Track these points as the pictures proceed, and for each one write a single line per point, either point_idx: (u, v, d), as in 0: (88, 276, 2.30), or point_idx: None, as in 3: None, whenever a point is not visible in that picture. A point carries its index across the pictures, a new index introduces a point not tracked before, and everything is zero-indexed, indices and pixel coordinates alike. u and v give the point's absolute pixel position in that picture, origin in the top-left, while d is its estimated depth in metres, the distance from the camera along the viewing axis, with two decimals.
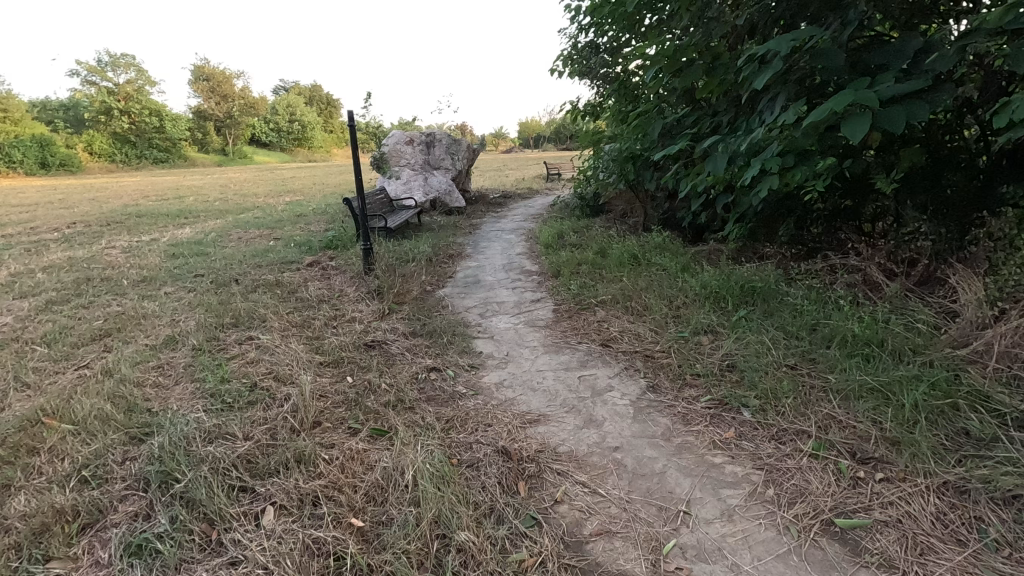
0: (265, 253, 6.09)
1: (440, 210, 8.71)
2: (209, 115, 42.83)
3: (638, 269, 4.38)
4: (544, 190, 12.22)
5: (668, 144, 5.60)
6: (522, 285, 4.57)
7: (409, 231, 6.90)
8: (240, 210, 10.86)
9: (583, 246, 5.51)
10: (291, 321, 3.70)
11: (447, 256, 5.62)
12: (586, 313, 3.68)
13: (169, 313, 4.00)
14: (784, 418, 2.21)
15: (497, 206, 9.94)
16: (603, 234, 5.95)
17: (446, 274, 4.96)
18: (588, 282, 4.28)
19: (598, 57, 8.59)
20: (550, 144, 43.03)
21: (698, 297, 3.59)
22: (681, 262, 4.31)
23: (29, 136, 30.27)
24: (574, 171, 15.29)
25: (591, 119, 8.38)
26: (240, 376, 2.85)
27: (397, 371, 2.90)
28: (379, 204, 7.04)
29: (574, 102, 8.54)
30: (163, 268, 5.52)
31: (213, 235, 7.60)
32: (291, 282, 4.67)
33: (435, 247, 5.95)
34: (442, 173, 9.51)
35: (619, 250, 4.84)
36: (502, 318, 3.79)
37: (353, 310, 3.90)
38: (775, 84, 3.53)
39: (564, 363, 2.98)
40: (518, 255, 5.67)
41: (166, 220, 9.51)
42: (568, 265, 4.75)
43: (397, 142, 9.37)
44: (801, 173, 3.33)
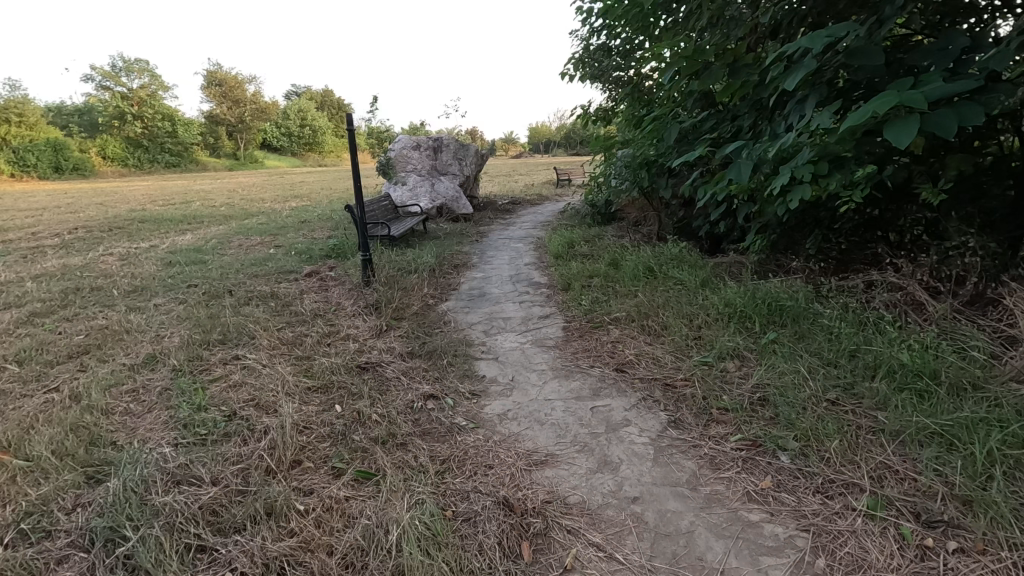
0: (263, 262, 5.86)
1: (447, 217, 8.47)
2: (221, 119, 43.06)
3: (654, 283, 4.09)
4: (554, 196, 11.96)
5: (684, 150, 5.32)
6: (530, 299, 4.30)
7: (414, 239, 6.66)
8: (245, 216, 10.69)
9: (595, 256, 5.23)
10: (282, 338, 3.45)
11: (452, 267, 5.36)
12: (599, 333, 3.40)
13: (154, 327, 3.76)
14: (830, 466, 1.91)
15: (506, 212, 9.67)
16: (616, 244, 5.66)
17: (450, 286, 4.70)
18: (600, 297, 4.00)
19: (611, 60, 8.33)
20: (560, 148, 42.93)
21: (720, 316, 3.30)
22: (700, 276, 4.02)
23: (43, 140, 30.51)
24: (584, 177, 15.04)
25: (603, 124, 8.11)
26: (218, 403, 2.60)
27: (391, 399, 2.64)
28: (383, 211, 6.81)
29: (586, 106, 8.28)
30: (157, 277, 5.31)
31: (214, 242, 7.40)
32: (286, 294, 4.43)
33: (439, 256, 5.69)
34: (449, 178, 9.26)
35: (633, 262, 4.55)
36: (509, 336, 3.52)
37: (349, 327, 3.65)
38: (805, 86, 3.24)
39: (575, 392, 2.70)
40: (526, 265, 5.40)
41: (169, 226, 9.36)
42: (578, 278, 4.47)
43: (404, 147, 9.15)
44: (835, 182, 3.04)
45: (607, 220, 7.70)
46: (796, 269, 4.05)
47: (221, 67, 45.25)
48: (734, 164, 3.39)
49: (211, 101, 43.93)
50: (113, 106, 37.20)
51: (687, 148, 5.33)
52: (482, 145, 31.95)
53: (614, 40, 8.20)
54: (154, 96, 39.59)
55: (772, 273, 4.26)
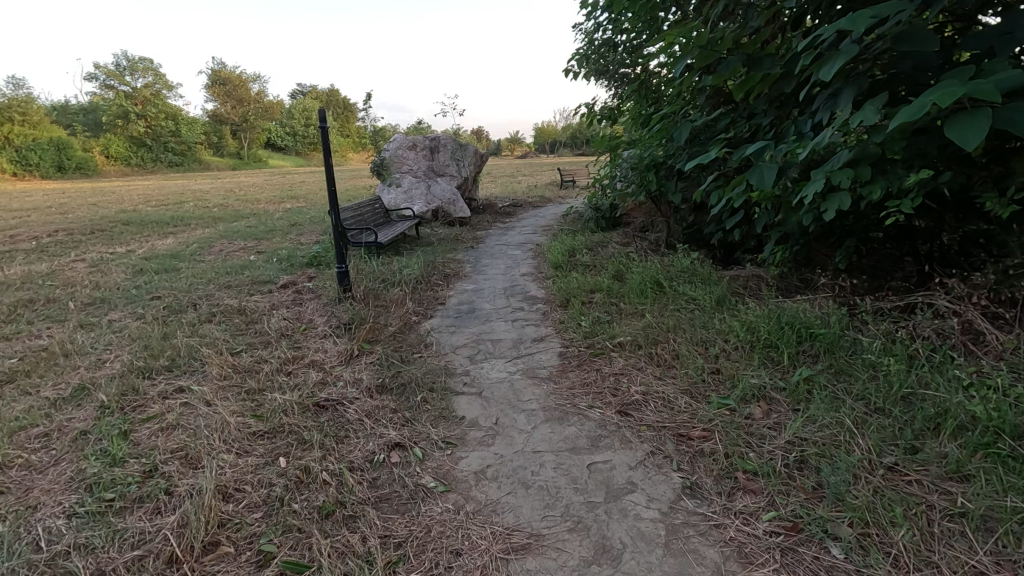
0: (240, 270, 5.44)
1: (443, 221, 8.01)
2: (225, 118, 42.84)
3: (662, 301, 3.63)
4: (557, 198, 11.52)
5: (696, 151, 4.85)
6: (523, 317, 3.85)
7: (404, 245, 6.22)
8: (235, 217, 10.28)
9: (597, 267, 4.78)
10: (238, 364, 3.02)
11: (442, 278, 4.91)
12: (599, 362, 2.95)
13: (99, 349, 3.34)
14: (900, 569, 1.46)
15: (506, 216, 9.22)
16: (621, 253, 5.20)
17: (436, 300, 4.26)
18: (602, 317, 3.55)
19: (617, 56, 7.87)
20: (566, 147, 42.50)
21: (742, 345, 2.84)
22: (716, 293, 3.56)
23: (46, 139, 30.33)
24: (588, 178, 14.59)
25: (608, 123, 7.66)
26: (140, 454, 2.17)
27: (347, 451, 2.20)
28: (373, 215, 6.37)
29: (589, 104, 7.82)
30: (121, 287, 4.88)
31: (195, 247, 7.00)
32: (254, 310, 4.00)
33: (430, 265, 5.25)
34: (447, 180, 8.81)
35: (640, 276, 4.10)
36: (496, 364, 3.07)
37: (316, 351, 3.22)
38: (842, 77, 2.77)
39: (569, 441, 2.25)
40: (522, 276, 4.95)
41: (154, 228, 8.96)
42: (579, 293, 4.02)
43: (399, 146, 8.72)
44: (880, 190, 2.57)
45: (611, 225, 7.23)
46: (825, 286, 3.58)
47: (225, 65, 45.02)
48: (756, 168, 2.99)
49: (215, 100, 43.71)
50: (116, 105, 37.02)
51: (699, 150, 4.86)
52: (487, 146, 31.49)
53: (620, 34, 7.73)
54: (159, 95, 39.40)
55: (795, 289, 3.80)
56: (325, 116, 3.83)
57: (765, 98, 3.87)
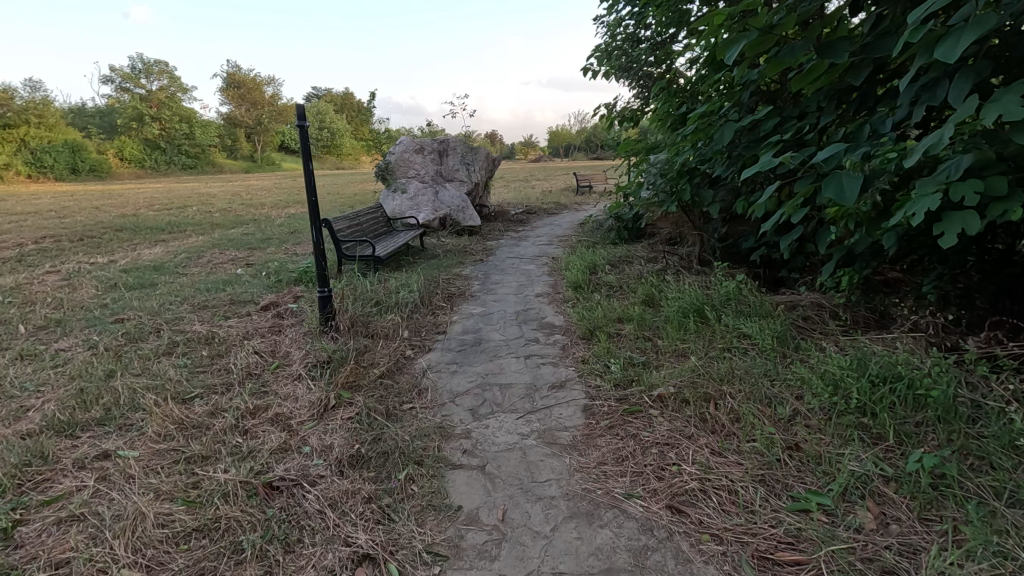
0: (221, 286, 4.87)
1: (451, 230, 7.42)
2: (239, 121, 42.77)
3: (709, 338, 3.00)
4: (573, 204, 10.89)
5: (739, 156, 4.22)
6: (538, 353, 3.22)
7: (406, 259, 5.64)
8: (235, 224, 9.77)
9: (624, 290, 4.15)
10: (186, 418, 2.44)
11: (445, 300, 4.31)
12: (637, 424, 2.32)
13: (28, 389, 2.78)
14: None
15: (519, 225, 8.60)
16: (650, 271, 4.56)
17: (437, 329, 3.67)
18: (635, 356, 2.92)
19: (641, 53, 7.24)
20: (580, 151, 41.87)
21: (822, 407, 2.20)
22: (777, 330, 2.91)
23: (60, 140, 30.33)
24: (605, 184, 13.94)
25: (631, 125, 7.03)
26: (15, 568, 1.58)
27: (298, 568, 1.60)
28: (373, 224, 5.79)
29: (610, 105, 7.20)
30: (84, 307, 4.33)
31: (182, 257, 6.47)
32: (223, 339, 3.41)
33: (432, 283, 4.65)
34: (455, 186, 8.22)
35: (677, 305, 3.47)
36: (505, 421, 2.45)
37: (284, 400, 2.63)
38: (959, 62, 2.13)
39: (604, 556, 1.63)
40: (537, 298, 4.33)
41: (146, 235, 8.45)
42: (604, 324, 3.39)
43: (405, 150, 8.15)
44: (1020, 207, 1.92)
45: (635, 237, 6.58)
46: (913, 321, 2.93)
47: (240, 68, 45.01)
48: (834, 179, 2.38)
49: (230, 103, 43.68)
50: (131, 108, 37.04)
51: (741, 155, 4.22)
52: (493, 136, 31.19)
53: (645, 29, 7.10)
54: (173, 98, 39.42)
55: (869, 324, 3.15)
56: (305, 113, 3.25)
57: (831, 93, 3.23)
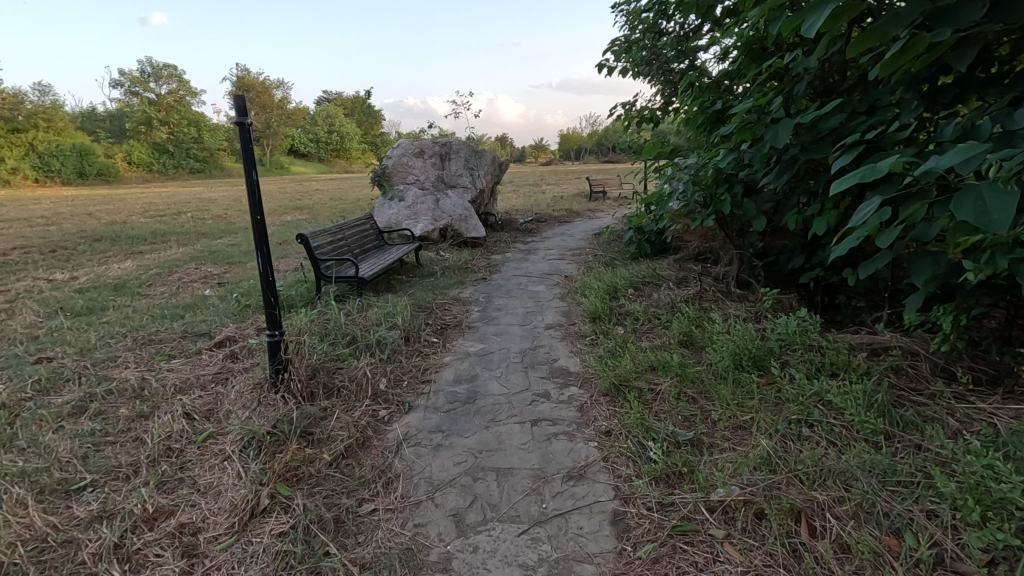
0: (178, 313, 4.17)
1: (452, 241, 6.70)
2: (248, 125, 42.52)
3: (777, 409, 2.26)
4: (587, 212, 10.14)
5: (792, 162, 3.47)
6: (549, 417, 2.49)
7: (398, 278, 4.93)
8: (224, 232, 9.10)
9: (653, 326, 3.41)
10: (52, 532, 1.74)
11: (437, 335, 3.58)
12: (694, 560, 1.58)
13: None
14: None
15: (529, 235, 7.88)
16: (682, 299, 3.81)
17: (424, 376, 2.95)
18: (679, 430, 2.18)
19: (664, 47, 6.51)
20: (591, 154, 41.12)
21: (988, 548, 1.42)
22: (871, 398, 2.17)
23: (68, 144, 29.95)
24: (620, 190, 13.17)
25: (652, 127, 6.30)
26: None
27: None
28: (361, 238, 5.08)
29: (629, 105, 6.47)
30: (9, 340, 3.64)
31: (152, 273, 5.78)
32: (151, 394, 2.71)
33: (423, 312, 3.93)
34: (458, 192, 7.51)
35: (725, 353, 2.72)
36: (502, 539, 1.72)
37: (201, 498, 1.92)
38: None
39: None
40: (547, 332, 3.60)
41: (125, 245, 7.79)
42: (633, 378, 2.65)
43: (403, 153, 7.45)
44: None
45: (658, 252, 5.82)
46: None
47: (249, 71, 44.70)
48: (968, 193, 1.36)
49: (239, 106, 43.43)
50: (140, 112, 36.78)
51: (794, 160, 3.47)
52: (502, 137, 30.53)
53: (668, 20, 6.35)
54: (182, 102, 39.10)
55: (987, 382, 2.39)
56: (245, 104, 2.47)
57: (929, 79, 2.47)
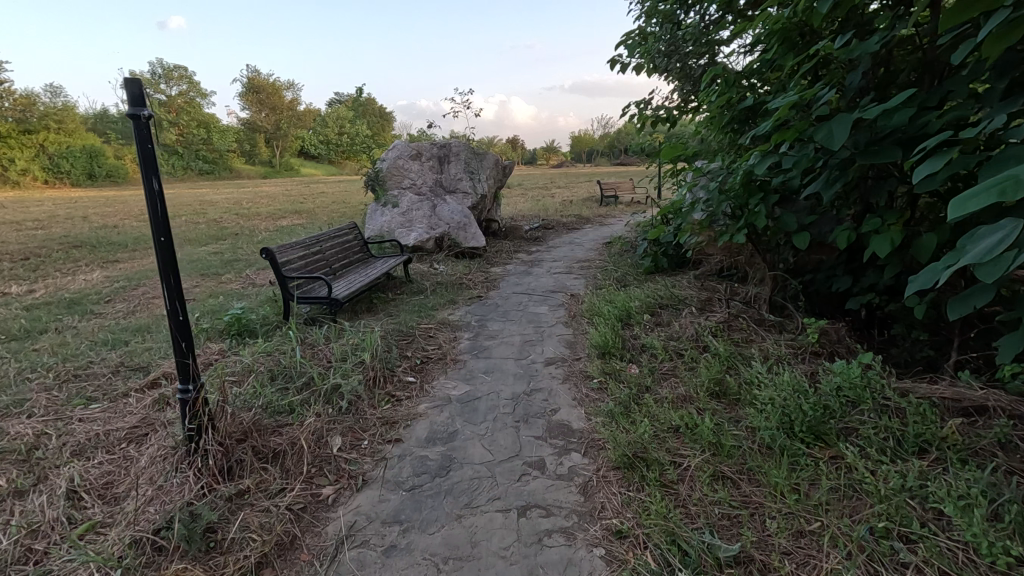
0: (124, 338, 3.63)
1: (449, 252, 6.13)
2: (258, 126, 42.38)
3: (853, 509, 1.65)
4: (598, 219, 9.52)
5: (846, 167, 2.85)
6: (542, 503, 1.89)
7: (381, 297, 4.35)
8: (212, 238, 8.57)
9: (675, 367, 2.80)
10: None
11: (414, 372, 2.99)
12: None
13: None
14: None
15: (535, 244, 7.27)
16: (708, 330, 3.20)
17: (390, 433, 2.37)
18: (719, 540, 1.58)
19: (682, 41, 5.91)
20: (603, 157, 40.43)
21: None
22: (991, 501, 1.55)
23: (77, 145, 29.76)
24: (632, 194, 12.52)
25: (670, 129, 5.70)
26: None
27: None
28: (342, 251, 4.52)
29: (645, 104, 5.87)
30: None
31: (117, 286, 5.25)
32: (40, 458, 2.13)
33: (401, 343, 3.35)
34: (458, 198, 6.93)
35: (772, 415, 2.11)
36: None
37: None
38: None
39: None
40: (547, 370, 3.00)
41: (103, 253, 7.28)
42: (654, 448, 2.04)
43: (398, 155, 6.91)
44: None
45: (676, 266, 5.20)
46: None
47: (260, 73, 44.53)
48: None
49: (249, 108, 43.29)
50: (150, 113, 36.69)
51: (848, 164, 2.84)
52: (512, 139, 30.04)
53: (687, 10, 5.73)
54: (192, 103, 38.96)
55: None
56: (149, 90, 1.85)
57: None
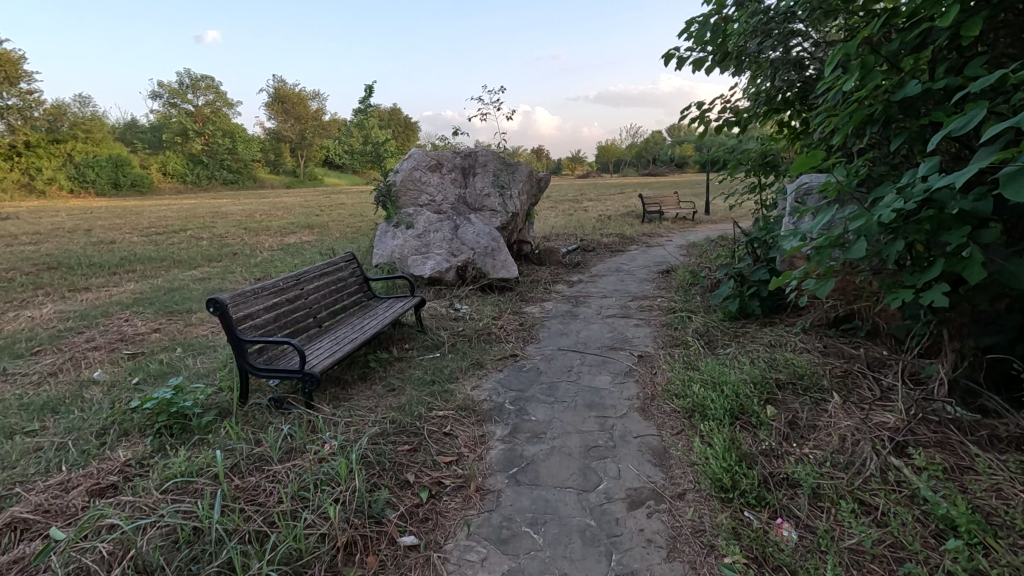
0: (10, 428, 2.53)
1: (473, 284, 4.98)
2: (283, 136, 42.17)
3: None
4: (644, 239, 8.25)
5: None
6: None
7: (382, 359, 3.22)
8: (206, 259, 7.54)
9: (874, 547, 1.57)
10: None
11: (416, 524, 1.82)
12: None
13: None
14: None
15: (575, 271, 6.07)
16: (895, 453, 1.96)
17: None
18: None
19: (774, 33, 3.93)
20: (631, 168, 39.11)
21: None
22: None
23: (104, 154, 29.54)
24: (675, 209, 11.20)
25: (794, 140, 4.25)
26: None
27: None
28: (331, 293, 3.40)
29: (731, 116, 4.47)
30: None
31: (58, 329, 4.18)
32: None
33: (400, 455, 2.19)
34: (485, 216, 5.78)
35: None
36: None
37: None
38: None
39: None
40: (638, 525, 1.81)
41: (74, 277, 6.26)
42: None
43: (414, 165, 5.81)
44: None
45: (771, 312, 3.96)
46: None
47: (285, 84, 44.34)
48: None
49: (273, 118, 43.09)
50: (177, 123, 36.59)
51: None
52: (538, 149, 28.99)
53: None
54: (217, 113, 38.81)
55: None
56: None
57: None
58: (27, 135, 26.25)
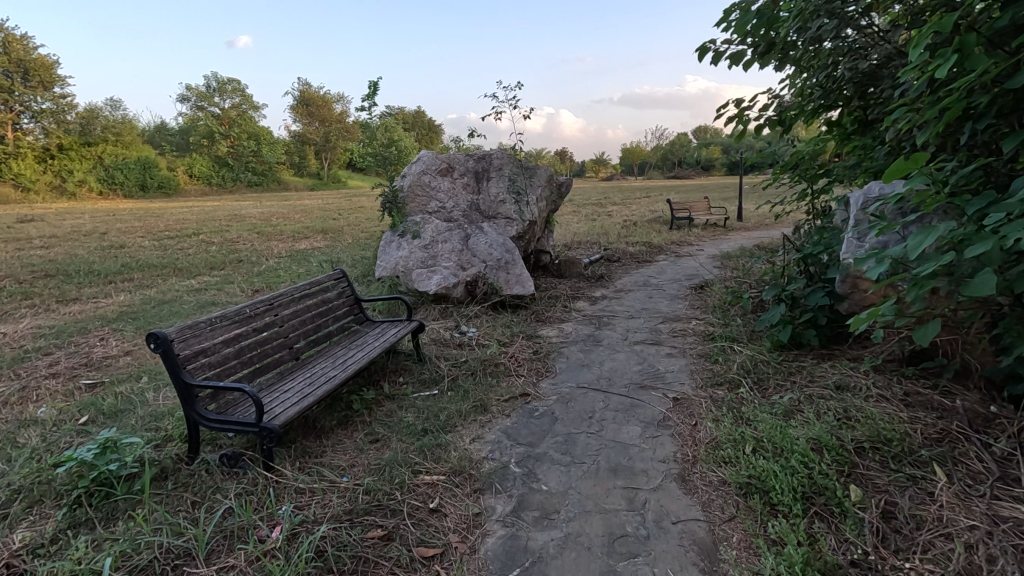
0: None
1: (484, 301, 4.48)
2: (307, 139, 42.36)
3: None
4: (673, 247, 7.64)
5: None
6: None
7: (368, 399, 2.73)
8: (209, 267, 7.15)
9: None
10: None
11: None
12: None
13: None
14: None
15: (598, 285, 5.52)
16: None
17: None
18: None
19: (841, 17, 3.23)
20: (657, 170, 38.26)
21: None
22: None
23: (133, 156, 29.84)
24: (705, 215, 10.54)
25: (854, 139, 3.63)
26: None
27: None
28: (311, 319, 2.90)
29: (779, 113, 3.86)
30: None
31: (22, 349, 3.77)
32: None
33: (366, 547, 1.69)
34: (498, 224, 5.27)
35: None
36: None
37: None
38: None
39: None
40: None
41: (66, 286, 5.91)
42: None
43: (423, 169, 5.32)
44: None
45: (829, 342, 3.36)
46: None
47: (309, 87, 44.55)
48: None
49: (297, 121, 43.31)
50: (204, 126, 36.92)
51: None
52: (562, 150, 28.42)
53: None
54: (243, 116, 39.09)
55: None
56: None
57: None
58: (60, 138, 26.61)
